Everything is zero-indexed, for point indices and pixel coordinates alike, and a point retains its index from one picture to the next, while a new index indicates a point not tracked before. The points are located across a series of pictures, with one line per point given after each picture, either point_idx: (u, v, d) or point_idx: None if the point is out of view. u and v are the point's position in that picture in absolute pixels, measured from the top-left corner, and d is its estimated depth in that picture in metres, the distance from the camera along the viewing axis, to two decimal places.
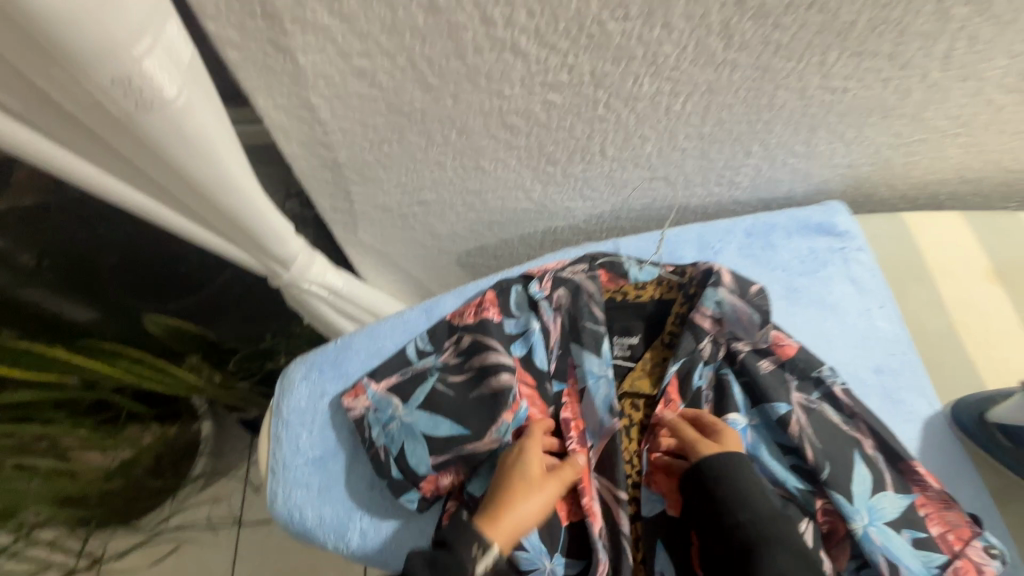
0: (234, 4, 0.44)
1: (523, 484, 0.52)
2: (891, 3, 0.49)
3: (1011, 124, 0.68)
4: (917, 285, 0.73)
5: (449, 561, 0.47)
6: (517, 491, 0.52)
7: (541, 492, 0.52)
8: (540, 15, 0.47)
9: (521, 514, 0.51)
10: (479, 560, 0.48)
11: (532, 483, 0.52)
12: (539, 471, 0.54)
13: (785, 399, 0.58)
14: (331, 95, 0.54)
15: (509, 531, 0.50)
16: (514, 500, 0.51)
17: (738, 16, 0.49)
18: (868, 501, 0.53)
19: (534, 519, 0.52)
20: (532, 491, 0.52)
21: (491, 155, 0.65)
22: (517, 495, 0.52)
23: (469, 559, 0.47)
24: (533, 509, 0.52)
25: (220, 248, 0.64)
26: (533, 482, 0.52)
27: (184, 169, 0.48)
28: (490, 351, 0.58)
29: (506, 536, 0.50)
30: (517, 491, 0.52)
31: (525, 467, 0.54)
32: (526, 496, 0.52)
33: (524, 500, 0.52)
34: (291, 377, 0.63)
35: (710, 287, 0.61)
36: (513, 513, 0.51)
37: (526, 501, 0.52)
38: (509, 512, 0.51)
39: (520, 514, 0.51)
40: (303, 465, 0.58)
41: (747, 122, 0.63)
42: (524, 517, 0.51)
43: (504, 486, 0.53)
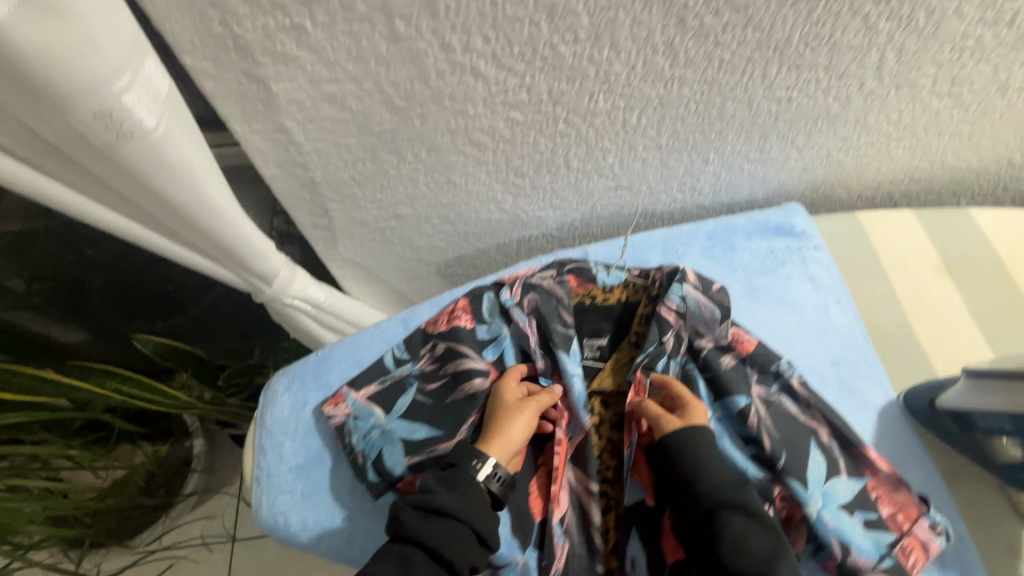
0: (208, 40, 0.47)
1: (504, 408, 0.59)
2: (820, 21, 0.53)
3: (950, 126, 0.72)
4: (872, 279, 0.77)
5: (456, 473, 0.53)
6: (501, 414, 0.58)
7: (521, 412, 0.58)
8: (495, 40, 0.51)
9: (509, 432, 0.57)
10: (480, 469, 0.53)
11: (512, 406, 0.59)
12: (517, 399, 0.60)
13: (744, 392, 0.61)
14: (304, 119, 0.57)
15: (502, 448, 0.56)
16: (500, 421, 0.58)
17: (680, 36, 0.53)
18: (823, 486, 0.56)
19: (523, 435, 0.57)
20: (513, 413, 0.58)
21: (461, 170, 0.69)
22: (501, 417, 0.58)
23: (471, 470, 0.53)
24: (520, 427, 0.57)
25: (203, 267, 0.67)
26: (512, 405, 0.59)
27: (165, 193, 0.51)
28: (464, 358, 0.62)
29: (499, 451, 0.56)
30: (502, 414, 0.58)
31: (505, 396, 0.60)
32: (510, 416, 0.58)
33: (509, 420, 0.58)
34: (274, 389, 0.65)
35: (677, 282, 0.65)
36: (502, 431, 0.57)
37: (511, 421, 0.57)
38: (498, 431, 0.57)
39: (508, 431, 0.57)
40: (286, 472, 0.60)
41: (701, 132, 0.67)
42: (512, 434, 0.57)
43: (491, 413, 0.59)
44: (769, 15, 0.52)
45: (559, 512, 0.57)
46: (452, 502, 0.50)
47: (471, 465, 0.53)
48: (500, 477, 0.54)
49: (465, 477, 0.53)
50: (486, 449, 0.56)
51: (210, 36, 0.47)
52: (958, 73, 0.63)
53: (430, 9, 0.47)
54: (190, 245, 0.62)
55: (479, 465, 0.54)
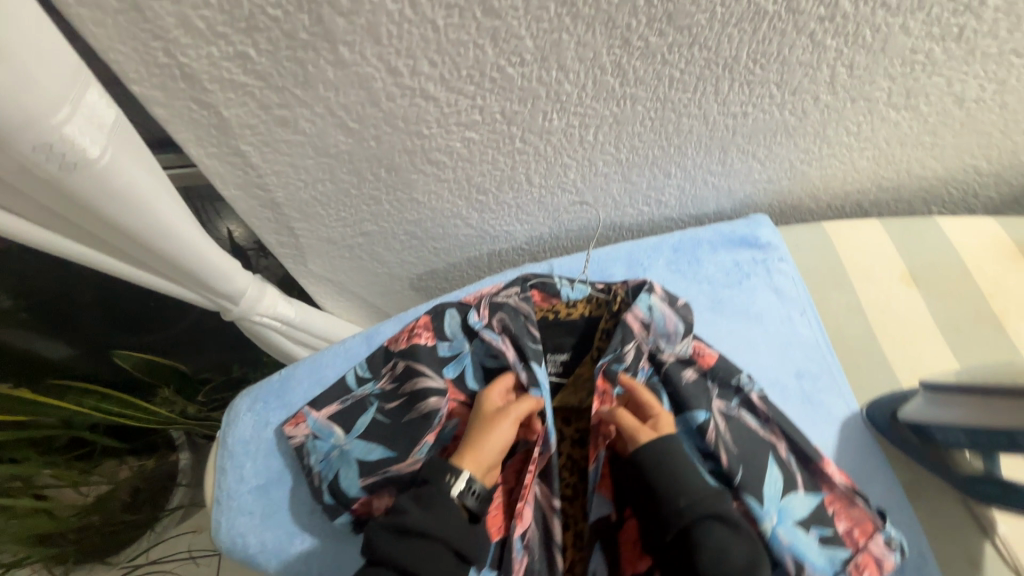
0: (154, 69, 0.48)
1: (482, 421, 0.58)
2: (766, 39, 0.53)
3: (911, 137, 0.72)
4: (838, 290, 0.77)
5: (430, 492, 0.52)
6: (478, 427, 0.58)
7: (500, 422, 0.57)
8: (442, 64, 0.51)
9: (485, 444, 0.56)
10: (454, 484, 0.53)
11: (489, 418, 0.58)
12: (496, 410, 0.59)
13: (704, 407, 0.61)
14: (259, 142, 0.58)
15: (479, 460, 0.55)
16: (477, 433, 0.57)
17: (627, 56, 0.53)
18: (779, 503, 0.55)
19: (501, 446, 0.57)
20: (490, 425, 0.57)
21: (423, 188, 0.69)
22: (479, 430, 0.57)
23: (445, 486, 0.52)
24: (497, 439, 0.57)
25: (166, 289, 0.67)
26: (489, 417, 0.58)
27: (117, 220, 0.52)
28: (420, 377, 0.62)
29: (475, 464, 0.55)
30: (479, 427, 0.58)
31: (485, 408, 0.60)
32: (487, 428, 0.57)
33: (485, 432, 0.57)
34: (236, 409, 0.66)
35: (644, 292, 0.65)
36: (478, 443, 0.56)
37: (486, 433, 0.57)
38: (474, 444, 0.56)
39: (485, 443, 0.56)
40: (245, 493, 0.61)
41: (660, 147, 0.68)
42: (486, 446, 0.56)
43: (473, 426, 0.59)
44: (713, 35, 0.52)
45: (520, 527, 0.55)
46: (427, 523, 0.50)
47: (445, 481, 0.53)
48: (475, 491, 0.54)
49: (440, 495, 0.52)
50: (461, 462, 0.55)
51: (155, 65, 0.47)
52: (912, 86, 0.63)
53: (372, 36, 0.47)
54: (150, 269, 0.62)
55: (453, 480, 0.53)
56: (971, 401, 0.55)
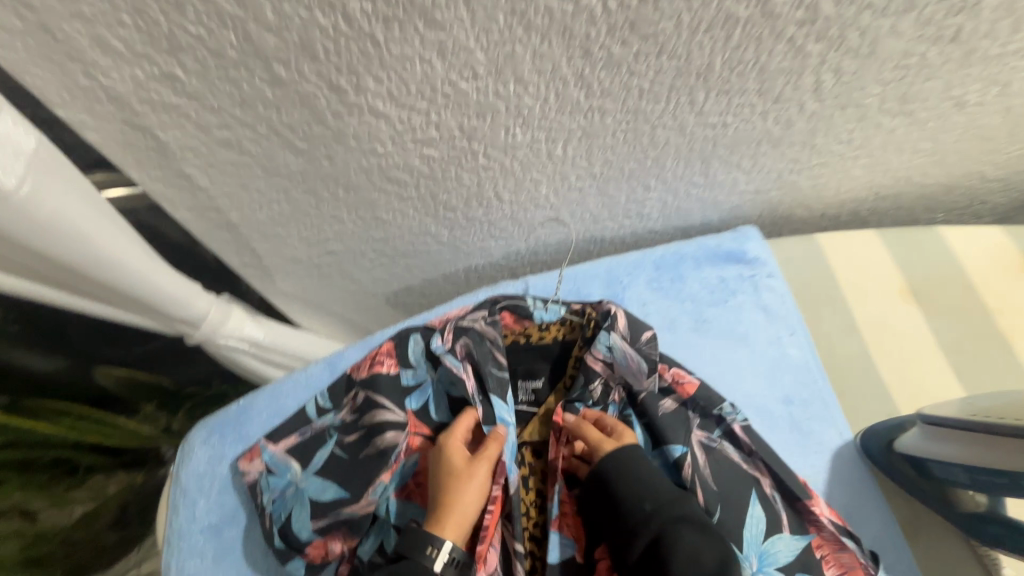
0: (78, 92, 0.45)
1: (452, 478, 0.54)
2: (741, 45, 0.49)
3: (908, 143, 0.68)
4: (831, 308, 0.72)
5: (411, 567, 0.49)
6: (450, 486, 0.54)
7: (474, 480, 0.54)
8: (388, 80, 0.48)
9: (463, 505, 0.53)
10: (435, 558, 0.49)
11: (461, 474, 0.54)
12: (465, 462, 0.55)
13: (681, 440, 0.56)
14: (203, 164, 0.55)
15: (459, 524, 0.52)
16: (451, 494, 0.53)
17: (590, 67, 0.49)
18: (760, 546, 0.51)
19: (478, 504, 0.53)
20: (463, 482, 0.54)
21: (386, 207, 0.66)
22: (452, 489, 0.53)
23: (427, 560, 0.49)
24: (473, 496, 0.53)
25: (120, 316, 0.64)
26: (460, 472, 0.54)
27: (49, 251, 0.49)
28: (380, 410, 0.58)
29: (457, 530, 0.52)
30: (451, 487, 0.54)
31: (453, 461, 0.55)
32: (460, 486, 0.53)
33: (459, 491, 0.53)
34: (191, 442, 0.63)
35: (602, 332, 0.60)
36: (455, 506, 0.52)
37: (461, 492, 0.53)
38: (451, 506, 0.53)
39: (462, 504, 0.53)
40: (197, 533, 0.58)
41: (635, 160, 0.63)
42: (465, 508, 0.52)
43: (443, 484, 0.54)
44: (682, 43, 0.48)
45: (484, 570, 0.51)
46: None
47: (427, 554, 0.49)
48: (455, 558, 0.50)
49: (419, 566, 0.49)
50: (442, 531, 0.51)
51: (77, 88, 0.44)
52: (906, 90, 0.58)
53: (307, 52, 0.44)
54: (98, 298, 0.59)
55: (432, 553, 0.50)
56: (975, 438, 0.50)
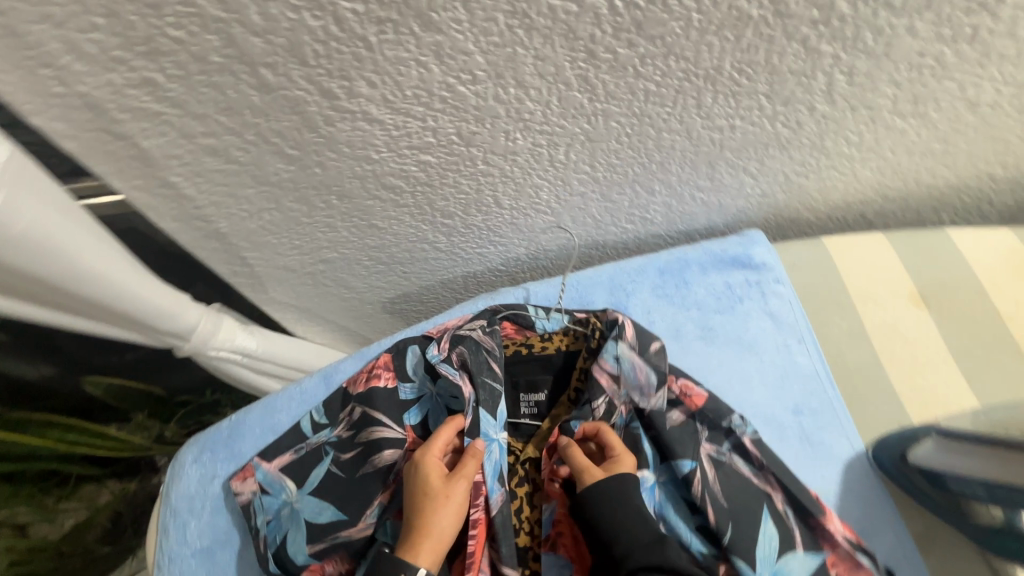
0: (51, 99, 0.42)
1: (428, 498, 0.50)
2: (751, 46, 0.47)
3: (918, 145, 0.66)
4: (840, 314, 0.70)
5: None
6: (425, 507, 0.50)
7: (451, 502, 0.51)
8: (382, 84, 0.45)
9: (438, 528, 0.49)
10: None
11: (437, 494, 0.50)
12: (441, 480, 0.52)
13: (690, 455, 0.55)
14: (188, 173, 0.52)
15: (434, 549, 0.49)
16: (426, 516, 0.49)
17: (594, 70, 0.47)
18: (774, 565, 0.50)
19: (454, 527, 0.50)
20: (439, 502, 0.50)
21: (382, 214, 0.64)
22: (427, 511, 0.50)
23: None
24: (449, 518, 0.50)
25: (104, 331, 0.62)
26: (437, 492, 0.50)
27: (24, 267, 0.46)
28: (377, 426, 0.56)
29: (431, 556, 0.48)
30: (427, 508, 0.50)
31: (428, 479, 0.52)
32: (436, 508, 0.50)
33: (435, 513, 0.50)
34: (182, 460, 0.60)
35: (611, 340, 0.59)
36: (430, 530, 0.49)
37: (437, 514, 0.50)
38: (425, 529, 0.49)
39: (437, 527, 0.49)
40: (188, 557, 0.56)
41: (640, 164, 0.61)
42: (441, 533, 0.49)
43: (417, 504, 0.50)
44: (690, 44, 0.46)
45: None
46: None
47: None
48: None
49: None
50: (417, 558, 0.48)
51: (50, 96, 0.42)
52: (920, 91, 0.56)
53: (296, 56, 0.41)
54: (80, 314, 0.57)
55: None
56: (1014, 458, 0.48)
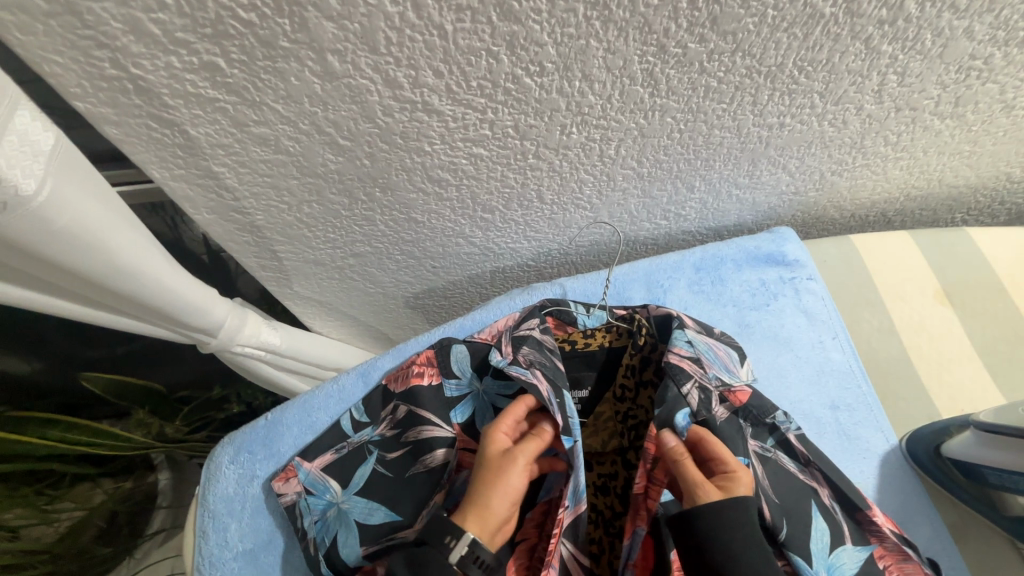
0: (101, 82, 0.40)
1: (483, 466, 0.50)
2: (816, 45, 0.47)
3: (949, 146, 0.67)
4: (869, 309, 0.72)
5: (426, 553, 0.45)
6: (479, 475, 0.50)
7: (507, 475, 0.49)
8: (448, 74, 0.44)
9: (487, 498, 0.48)
10: (453, 548, 0.45)
11: (491, 463, 0.50)
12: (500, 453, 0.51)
13: (744, 451, 0.54)
14: (234, 163, 0.50)
15: (483, 520, 0.47)
16: (478, 484, 0.49)
17: (662, 64, 0.46)
18: (827, 559, 0.51)
19: (508, 501, 0.48)
20: (493, 473, 0.49)
21: (423, 208, 0.62)
22: (481, 479, 0.49)
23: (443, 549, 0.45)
24: (499, 489, 0.48)
25: (131, 326, 0.59)
26: (490, 460, 0.50)
27: (64, 262, 0.44)
28: (427, 425, 0.55)
29: (480, 523, 0.47)
30: (481, 477, 0.50)
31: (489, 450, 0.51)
32: (488, 478, 0.49)
33: (487, 482, 0.49)
34: (218, 461, 0.59)
35: (676, 329, 0.59)
36: (478, 497, 0.48)
37: (488, 483, 0.49)
38: (475, 497, 0.48)
39: (487, 497, 0.48)
40: (231, 560, 0.55)
41: (685, 161, 0.61)
42: (493, 504, 0.48)
43: (476, 473, 0.50)
44: (759, 41, 0.45)
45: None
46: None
47: (444, 544, 0.45)
48: (482, 559, 0.45)
49: (437, 560, 0.45)
50: (464, 522, 0.47)
51: (102, 78, 0.39)
52: (962, 94, 0.57)
53: (367, 43, 0.40)
54: (109, 309, 0.54)
55: (452, 543, 0.45)
56: (1017, 442, 0.51)
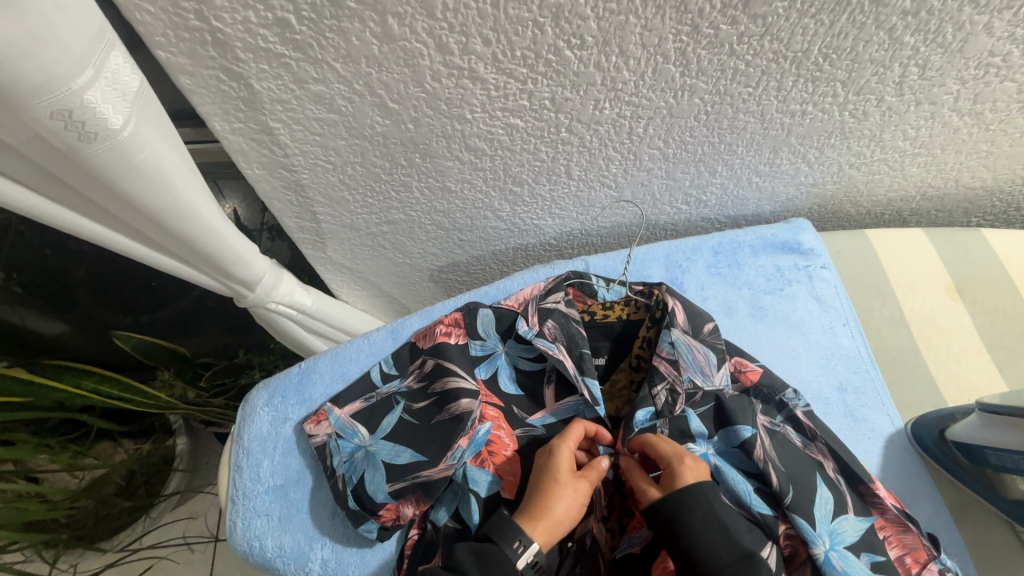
0: (183, 33, 0.44)
1: (554, 483, 0.51)
2: (842, 33, 0.50)
3: (967, 144, 0.69)
4: (881, 301, 0.75)
5: (491, 551, 0.46)
6: (551, 490, 0.50)
7: (575, 494, 0.51)
8: (496, 43, 0.47)
9: (558, 515, 0.49)
10: (521, 555, 0.46)
11: (563, 483, 0.51)
12: (570, 472, 0.52)
13: (750, 422, 0.57)
14: (289, 119, 0.54)
15: (548, 531, 0.49)
16: (547, 499, 0.50)
17: (694, 44, 0.49)
18: (829, 525, 0.52)
19: (572, 518, 0.50)
20: (564, 492, 0.51)
21: (457, 176, 0.65)
22: (550, 495, 0.50)
23: (512, 555, 0.46)
24: (569, 509, 0.50)
25: (182, 272, 0.64)
26: (564, 481, 0.51)
27: (132, 196, 0.47)
28: (452, 376, 0.58)
29: (546, 535, 0.48)
30: (549, 491, 0.51)
31: (557, 467, 0.52)
32: (559, 496, 0.50)
33: (558, 500, 0.50)
34: (253, 403, 0.63)
35: (664, 330, 0.61)
36: (550, 511, 0.49)
37: (559, 501, 0.50)
38: (545, 510, 0.49)
39: (558, 514, 0.49)
40: (262, 493, 0.59)
41: (709, 144, 0.64)
42: (561, 518, 0.49)
43: (539, 485, 0.52)
44: (788, 26, 0.48)
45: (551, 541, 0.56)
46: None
47: (512, 549, 0.46)
48: (536, 561, 0.46)
49: (502, 561, 0.45)
50: (529, 529, 0.48)
51: (185, 29, 0.43)
52: (981, 90, 0.59)
53: (425, 8, 0.43)
54: (167, 249, 0.58)
55: (518, 548, 0.46)
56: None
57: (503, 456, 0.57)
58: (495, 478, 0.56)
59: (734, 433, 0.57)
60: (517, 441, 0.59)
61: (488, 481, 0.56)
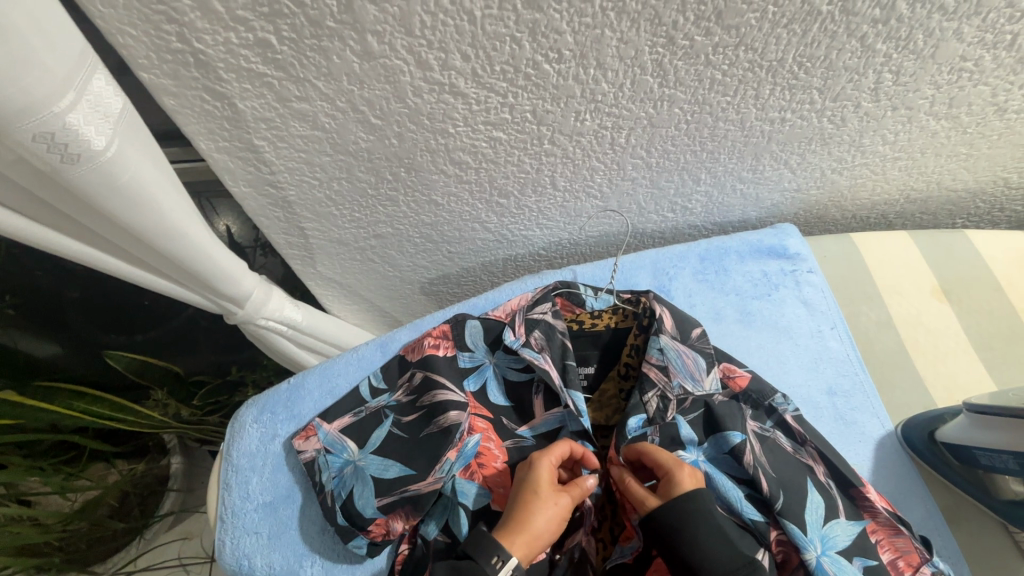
0: (166, 55, 0.44)
1: (535, 496, 0.51)
2: (814, 41, 0.51)
3: (946, 147, 0.70)
4: (868, 303, 0.75)
5: (470, 567, 0.46)
6: (531, 504, 0.50)
7: (556, 507, 0.50)
8: (475, 58, 0.48)
9: (538, 529, 0.49)
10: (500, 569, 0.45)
11: (544, 496, 0.51)
12: (551, 485, 0.52)
13: (739, 427, 0.57)
14: (273, 137, 0.54)
15: (528, 545, 0.48)
16: (527, 512, 0.50)
17: (670, 55, 0.50)
18: (820, 530, 0.52)
19: (552, 532, 0.50)
20: (545, 505, 0.50)
21: (443, 189, 0.66)
22: (530, 508, 0.50)
23: (490, 570, 0.45)
24: (550, 523, 0.50)
25: (170, 290, 0.64)
26: (545, 494, 0.51)
27: (117, 216, 0.47)
28: (440, 389, 0.58)
29: (525, 550, 0.48)
30: (530, 505, 0.50)
31: (538, 480, 0.52)
32: (540, 510, 0.50)
33: (539, 513, 0.50)
34: (242, 420, 0.63)
35: (653, 337, 0.61)
36: (530, 525, 0.49)
37: (540, 515, 0.49)
38: (526, 524, 0.49)
39: (538, 529, 0.49)
40: (252, 511, 0.59)
41: (692, 152, 0.65)
42: (541, 532, 0.49)
43: (519, 498, 0.51)
44: (761, 35, 0.49)
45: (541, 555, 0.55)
46: None
47: (490, 564, 0.46)
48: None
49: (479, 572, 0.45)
50: (508, 543, 0.48)
51: (168, 51, 0.44)
52: (956, 94, 0.60)
53: (404, 26, 0.44)
54: (154, 267, 0.58)
55: (497, 564, 0.46)
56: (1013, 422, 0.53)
57: (493, 468, 0.57)
58: (485, 491, 0.56)
59: (723, 438, 0.57)
60: (506, 452, 0.59)
61: (477, 494, 0.55)
